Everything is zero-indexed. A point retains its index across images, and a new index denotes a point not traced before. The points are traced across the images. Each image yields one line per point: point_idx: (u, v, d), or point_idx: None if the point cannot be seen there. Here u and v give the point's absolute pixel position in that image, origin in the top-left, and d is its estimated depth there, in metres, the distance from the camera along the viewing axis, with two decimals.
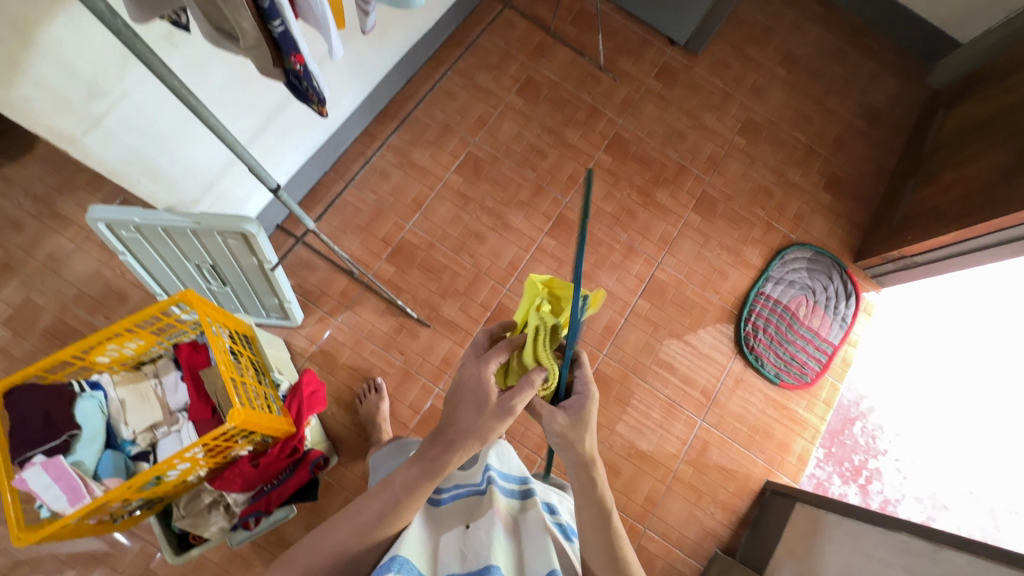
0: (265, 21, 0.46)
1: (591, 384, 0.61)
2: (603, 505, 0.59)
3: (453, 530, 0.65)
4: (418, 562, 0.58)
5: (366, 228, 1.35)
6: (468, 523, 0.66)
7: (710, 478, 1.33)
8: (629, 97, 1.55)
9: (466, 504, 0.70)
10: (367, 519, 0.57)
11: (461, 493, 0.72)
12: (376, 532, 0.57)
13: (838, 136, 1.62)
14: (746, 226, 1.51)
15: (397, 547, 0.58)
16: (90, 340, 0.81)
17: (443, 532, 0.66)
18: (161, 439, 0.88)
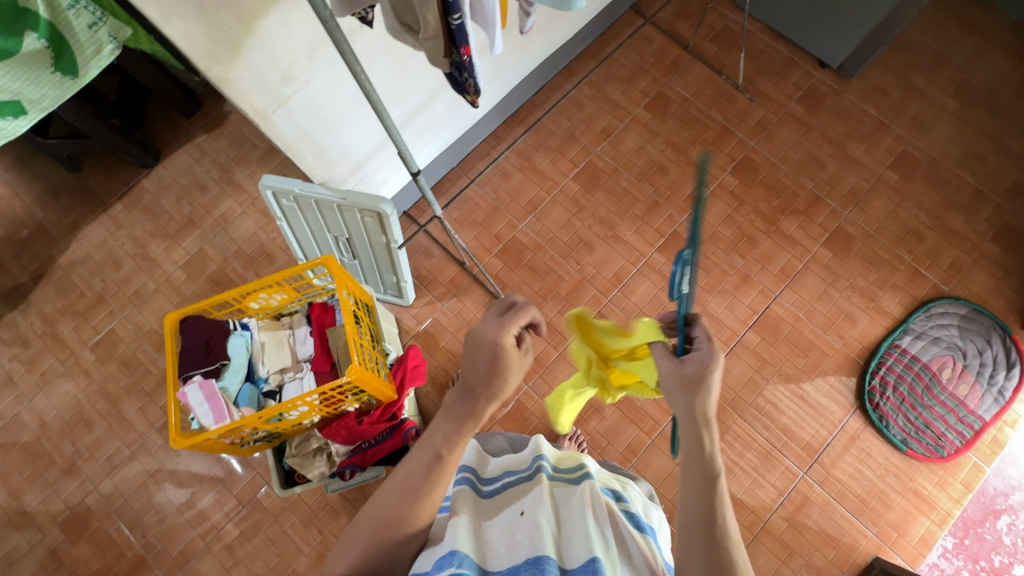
0: (446, 15, 0.52)
1: (716, 344, 0.61)
2: (712, 476, 0.56)
3: (504, 520, 0.62)
4: (471, 552, 0.56)
5: (482, 223, 1.42)
6: (520, 509, 0.63)
7: (806, 539, 1.20)
8: (765, 120, 1.48)
9: (515, 491, 0.68)
10: (410, 481, 0.57)
11: (508, 483, 0.70)
12: (417, 501, 0.57)
13: (1018, 181, 1.40)
14: (886, 270, 1.35)
15: (450, 540, 0.57)
16: (247, 287, 0.95)
17: (493, 522, 0.63)
18: (288, 383, 0.99)
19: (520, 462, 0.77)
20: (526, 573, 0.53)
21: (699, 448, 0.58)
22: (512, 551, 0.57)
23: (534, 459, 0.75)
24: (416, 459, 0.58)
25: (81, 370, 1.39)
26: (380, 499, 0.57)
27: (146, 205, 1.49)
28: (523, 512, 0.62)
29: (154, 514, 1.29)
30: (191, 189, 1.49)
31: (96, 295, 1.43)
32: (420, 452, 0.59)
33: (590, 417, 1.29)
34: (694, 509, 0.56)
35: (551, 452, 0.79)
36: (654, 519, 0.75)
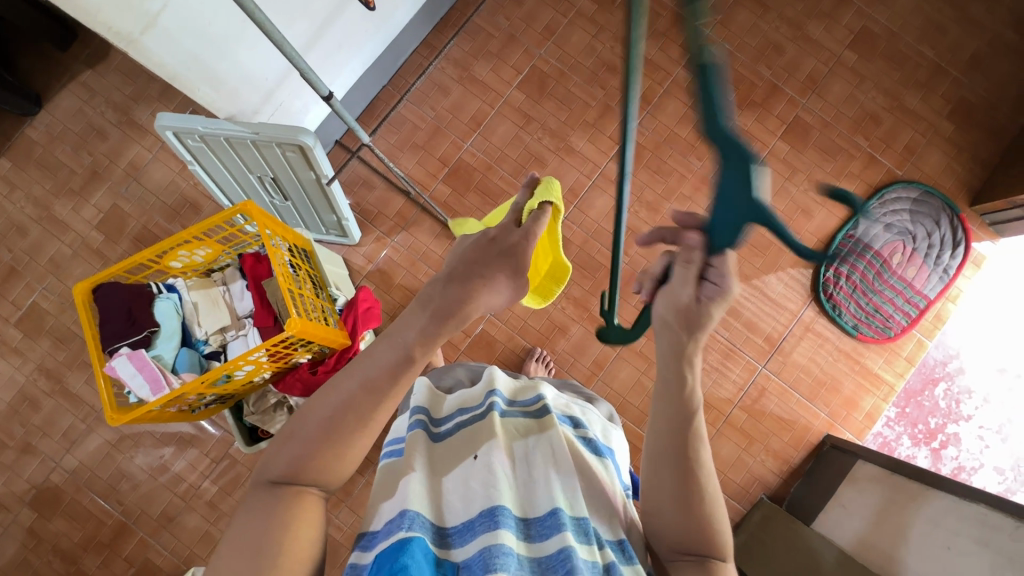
0: None
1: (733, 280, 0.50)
2: (688, 414, 0.55)
3: (457, 467, 0.63)
4: (425, 511, 0.56)
5: (423, 146, 1.31)
6: (475, 454, 0.63)
7: (764, 426, 1.28)
8: (720, 3, 1.35)
9: (469, 432, 0.67)
10: (374, 375, 0.51)
11: (461, 423, 0.69)
12: (377, 404, 0.51)
13: (977, 51, 1.35)
14: (843, 158, 1.32)
15: (402, 500, 0.57)
16: (162, 247, 0.85)
17: (450, 468, 0.63)
18: (231, 342, 0.93)
19: (474, 397, 0.75)
20: (482, 526, 0.55)
21: (675, 391, 0.55)
22: (467, 502, 0.58)
23: (487, 395, 0.73)
24: (381, 348, 0.52)
25: (11, 350, 1.29)
26: (327, 395, 0.51)
27: (39, 160, 1.31)
28: (476, 457, 0.62)
29: (127, 482, 1.28)
30: (88, 136, 1.31)
31: (7, 267, 1.30)
32: (387, 344, 0.52)
33: (554, 337, 1.29)
34: (667, 448, 0.55)
35: (506, 384, 0.78)
36: (613, 439, 0.78)
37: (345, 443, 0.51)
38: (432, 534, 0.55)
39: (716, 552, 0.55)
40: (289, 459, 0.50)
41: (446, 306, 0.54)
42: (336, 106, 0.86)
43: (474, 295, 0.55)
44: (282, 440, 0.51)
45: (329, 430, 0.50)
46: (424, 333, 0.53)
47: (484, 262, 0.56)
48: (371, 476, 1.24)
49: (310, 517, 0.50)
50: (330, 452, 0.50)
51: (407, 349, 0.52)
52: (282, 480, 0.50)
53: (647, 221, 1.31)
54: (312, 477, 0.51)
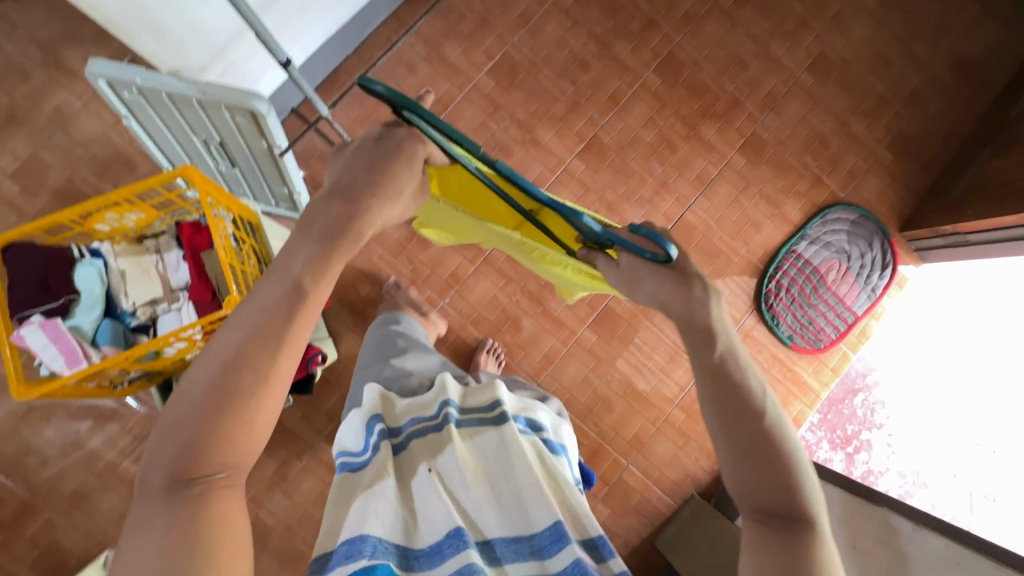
0: None
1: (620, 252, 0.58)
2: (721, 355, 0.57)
3: (413, 483, 0.63)
4: (389, 533, 0.57)
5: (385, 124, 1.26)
6: (429, 465, 0.64)
7: (701, 425, 1.34)
8: (692, 12, 1.37)
9: (424, 444, 0.68)
10: (262, 321, 0.47)
11: (415, 433, 0.70)
12: (273, 352, 0.47)
13: (918, 87, 1.44)
14: (793, 176, 1.39)
15: (359, 521, 0.57)
16: (88, 208, 0.77)
17: (407, 483, 0.64)
18: (162, 316, 0.87)
19: (428, 403, 0.75)
20: (449, 549, 0.56)
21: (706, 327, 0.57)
22: (430, 525, 0.60)
23: (441, 405, 0.73)
24: (263, 289, 0.49)
25: None
26: (207, 358, 0.47)
27: None
28: (431, 470, 0.63)
29: (34, 457, 1.17)
30: (6, 74, 1.17)
31: None
32: (276, 279, 0.49)
33: (507, 329, 1.29)
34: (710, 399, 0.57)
35: (456, 389, 0.78)
36: (565, 436, 0.79)
37: (246, 408, 0.46)
38: (395, 552, 0.56)
39: (800, 508, 0.55)
40: (179, 445, 0.46)
41: (330, 222, 0.50)
42: (291, 74, 0.81)
43: (365, 205, 0.51)
44: (170, 425, 0.46)
45: (219, 396, 0.45)
46: (310, 264, 0.49)
47: (373, 168, 0.52)
48: (308, 461, 1.21)
49: (231, 495, 0.48)
50: (230, 422, 0.46)
51: (293, 286, 0.48)
52: (181, 470, 0.45)
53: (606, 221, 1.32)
54: (214, 466, 0.46)
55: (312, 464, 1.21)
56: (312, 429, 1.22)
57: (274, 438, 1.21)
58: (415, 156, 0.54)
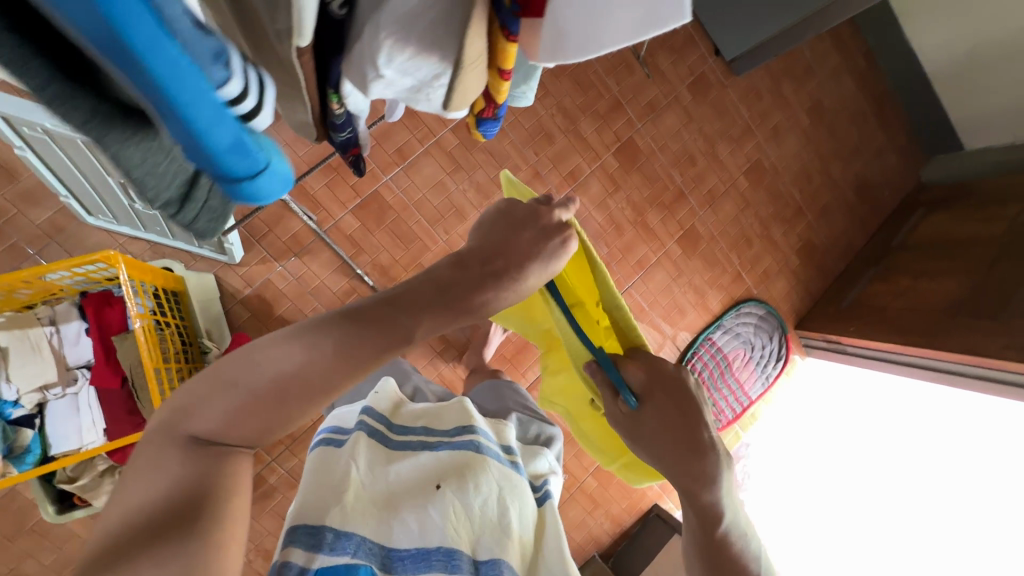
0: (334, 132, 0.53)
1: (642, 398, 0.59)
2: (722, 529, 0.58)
3: (414, 493, 0.61)
4: (370, 532, 0.55)
5: (336, 169, 1.17)
6: (437, 482, 0.62)
7: (609, 493, 1.44)
8: (656, 101, 1.42)
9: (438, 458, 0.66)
10: (297, 364, 0.42)
11: (425, 444, 0.68)
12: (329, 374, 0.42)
13: (828, 203, 1.64)
14: (718, 270, 1.51)
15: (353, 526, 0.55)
16: None
17: (408, 492, 0.61)
18: (53, 402, 0.74)
19: (442, 418, 0.74)
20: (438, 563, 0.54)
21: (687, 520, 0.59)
22: (421, 530, 0.57)
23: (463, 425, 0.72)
24: (361, 304, 0.45)
25: None
26: (273, 355, 0.42)
27: None
28: (438, 486, 0.61)
29: None
30: None
31: None
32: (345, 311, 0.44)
33: None
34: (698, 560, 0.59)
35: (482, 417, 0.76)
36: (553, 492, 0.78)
37: (298, 403, 0.43)
38: (378, 554, 0.54)
39: None
40: (221, 414, 0.42)
41: (464, 288, 0.46)
42: None
43: (489, 275, 0.47)
44: (210, 389, 0.42)
45: (276, 392, 0.42)
46: (428, 313, 0.45)
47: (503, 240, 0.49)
48: None
49: (241, 474, 0.43)
50: (280, 414, 0.42)
51: (397, 317, 0.44)
52: (198, 437, 0.42)
53: None
54: (230, 436, 0.42)
55: None
56: None
57: None
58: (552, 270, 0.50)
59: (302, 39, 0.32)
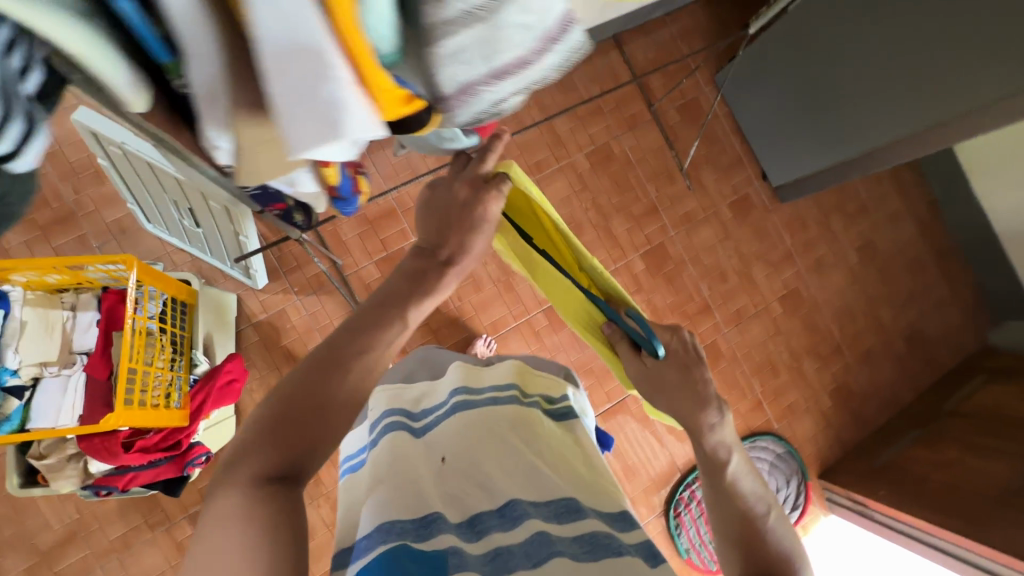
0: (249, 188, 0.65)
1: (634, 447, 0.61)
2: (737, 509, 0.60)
3: (429, 464, 0.62)
4: (396, 504, 0.55)
5: (371, 221, 1.26)
6: (443, 455, 0.62)
7: None
8: (693, 213, 1.44)
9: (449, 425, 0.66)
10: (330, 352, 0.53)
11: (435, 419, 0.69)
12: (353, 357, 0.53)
13: (872, 348, 1.52)
14: (736, 394, 1.42)
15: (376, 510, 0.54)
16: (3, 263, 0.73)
17: (422, 465, 0.62)
18: (47, 379, 0.81)
19: (437, 391, 0.75)
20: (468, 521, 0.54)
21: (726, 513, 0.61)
22: (445, 500, 0.57)
23: (449, 391, 0.72)
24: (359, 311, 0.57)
25: None
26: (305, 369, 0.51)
27: None
28: (444, 457, 0.62)
29: None
30: None
31: None
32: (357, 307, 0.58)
33: None
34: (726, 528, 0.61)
35: (469, 373, 0.76)
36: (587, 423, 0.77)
37: (331, 388, 0.51)
38: (408, 529, 0.51)
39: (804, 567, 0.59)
40: (274, 445, 0.47)
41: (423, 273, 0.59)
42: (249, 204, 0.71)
43: (441, 264, 0.60)
44: (259, 433, 0.48)
45: (306, 379, 0.51)
46: (405, 299, 0.58)
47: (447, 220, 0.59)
48: (160, 536, 1.12)
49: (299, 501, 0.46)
50: (324, 410, 0.50)
51: (388, 312, 0.57)
52: (262, 473, 0.45)
53: None
54: (286, 470, 0.47)
55: (162, 540, 1.12)
56: (179, 504, 1.14)
57: (134, 501, 1.12)
58: (489, 222, 0.59)
59: (138, 108, 0.36)
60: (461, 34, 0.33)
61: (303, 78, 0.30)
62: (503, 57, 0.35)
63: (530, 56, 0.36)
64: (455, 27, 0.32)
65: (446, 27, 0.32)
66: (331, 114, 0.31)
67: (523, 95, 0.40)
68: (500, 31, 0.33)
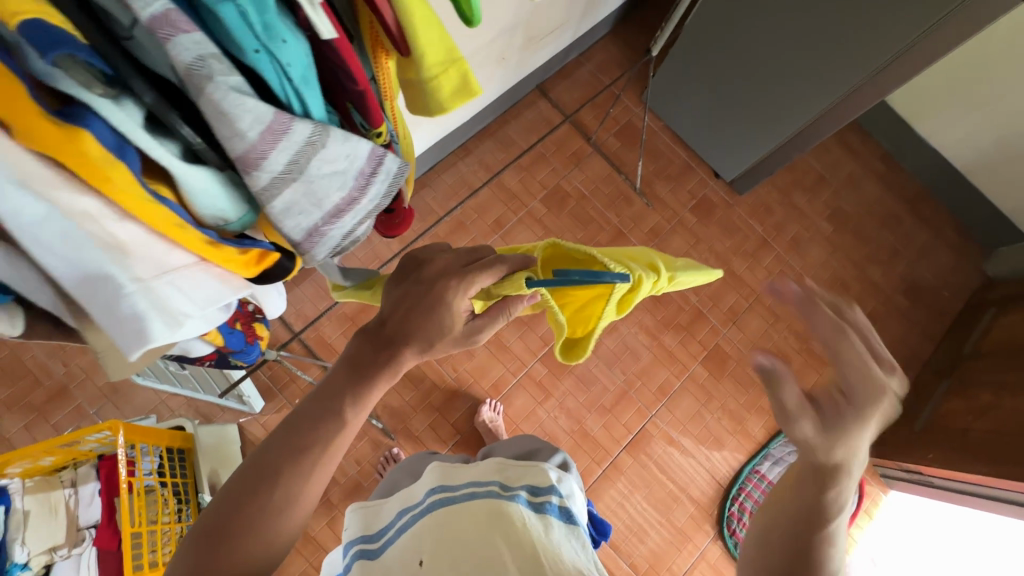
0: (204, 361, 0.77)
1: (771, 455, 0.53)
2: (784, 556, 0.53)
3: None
4: None
5: (352, 318, 1.28)
6: (420, 558, 0.56)
7: None
8: (658, 227, 1.46)
9: (421, 529, 0.59)
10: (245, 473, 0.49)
11: (407, 524, 0.62)
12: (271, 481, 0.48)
13: (875, 309, 1.50)
14: (755, 392, 1.39)
15: None
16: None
17: None
18: (59, 562, 0.82)
19: (414, 493, 0.68)
20: None
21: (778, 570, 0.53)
22: None
23: (427, 492, 0.65)
24: (293, 421, 0.51)
25: None
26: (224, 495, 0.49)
27: None
28: (421, 560, 0.55)
29: None
30: None
31: None
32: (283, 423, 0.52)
33: None
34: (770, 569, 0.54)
35: (446, 467, 0.68)
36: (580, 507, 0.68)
37: (258, 509, 0.47)
38: None
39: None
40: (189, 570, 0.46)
41: (373, 354, 0.52)
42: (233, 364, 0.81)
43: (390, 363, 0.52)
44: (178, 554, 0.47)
45: (232, 504, 0.48)
46: (351, 392, 0.51)
47: (402, 321, 0.53)
48: None
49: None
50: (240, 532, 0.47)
51: (330, 407, 0.51)
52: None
53: (565, 428, 1.31)
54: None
55: None
56: None
57: None
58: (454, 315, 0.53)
59: None
60: (285, 193, 0.41)
61: (106, 294, 0.37)
62: (326, 203, 0.45)
63: (350, 192, 0.46)
64: (277, 191, 0.41)
65: (269, 193, 0.40)
66: (140, 324, 0.38)
67: (365, 216, 0.51)
68: (315, 184, 0.43)
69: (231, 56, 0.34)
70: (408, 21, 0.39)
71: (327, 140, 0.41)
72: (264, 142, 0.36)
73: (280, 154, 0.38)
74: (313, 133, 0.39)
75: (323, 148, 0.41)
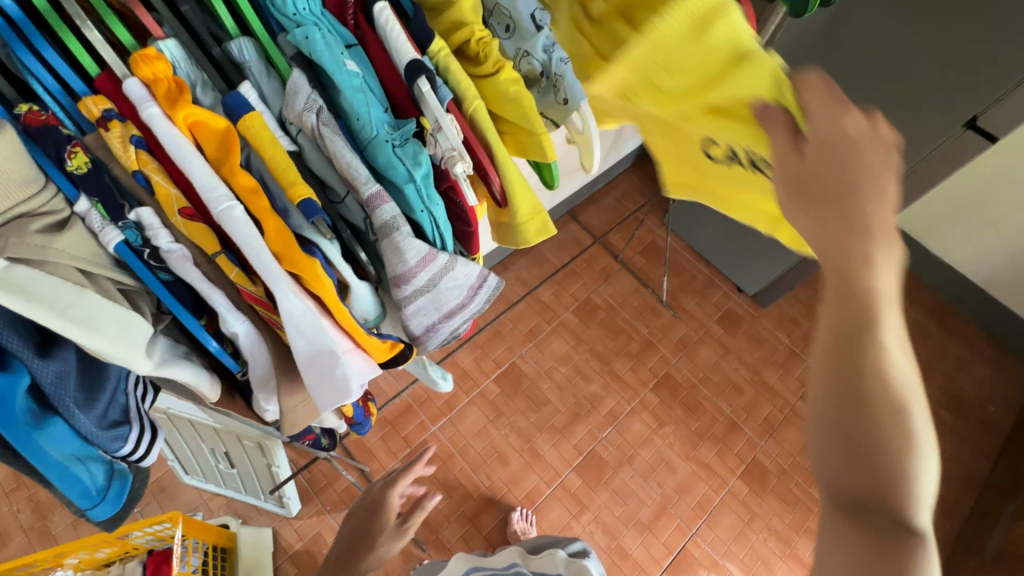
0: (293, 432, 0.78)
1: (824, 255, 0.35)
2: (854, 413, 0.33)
3: None
4: None
5: (391, 421, 1.32)
6: None
7: None
8: (687, 338, 1.51)
9: None
10: None
11: None
12: None
13: None
14: (801, 510, 1.33)
15: None
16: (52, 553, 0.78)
17: None
18: None
19: None
20: None
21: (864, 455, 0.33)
22: None
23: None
24: None
25: None
26: None
27: None
28: None
29: None
30: None
31: None
32: None
33: None
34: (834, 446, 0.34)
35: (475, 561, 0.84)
36: None
37: None
38: None
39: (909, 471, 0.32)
40: None
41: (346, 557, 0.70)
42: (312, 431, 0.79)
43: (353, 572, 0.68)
44: None
45: None
46: None
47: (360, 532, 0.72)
48: None
49: None
50: None
51: None
52: None
53: (601, 544, 1.26)
54: None
55: None
56: None
57: None
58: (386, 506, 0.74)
59: None
60: (417, 300, 0.48)
61: (315, 371, 0.44)
62: (446, 305, 0.50)
63: (467, 300, 0.52)
64: (412, 298, 0.48)
65: (404, 298, 0.47)
66: (334, 387, 0.45)
67: (469, 322, 0.55)
68: (442, 295, 0.49)
69: (403, 205, 0.46)
70: (509, 188, 0.51)
71: (455, 263, 0.49)
72: (415, 264, 0.46)
73: (424, 272, 0.46)
74: (449, 259, 0.48)
75: (453, 267, 0.49)
